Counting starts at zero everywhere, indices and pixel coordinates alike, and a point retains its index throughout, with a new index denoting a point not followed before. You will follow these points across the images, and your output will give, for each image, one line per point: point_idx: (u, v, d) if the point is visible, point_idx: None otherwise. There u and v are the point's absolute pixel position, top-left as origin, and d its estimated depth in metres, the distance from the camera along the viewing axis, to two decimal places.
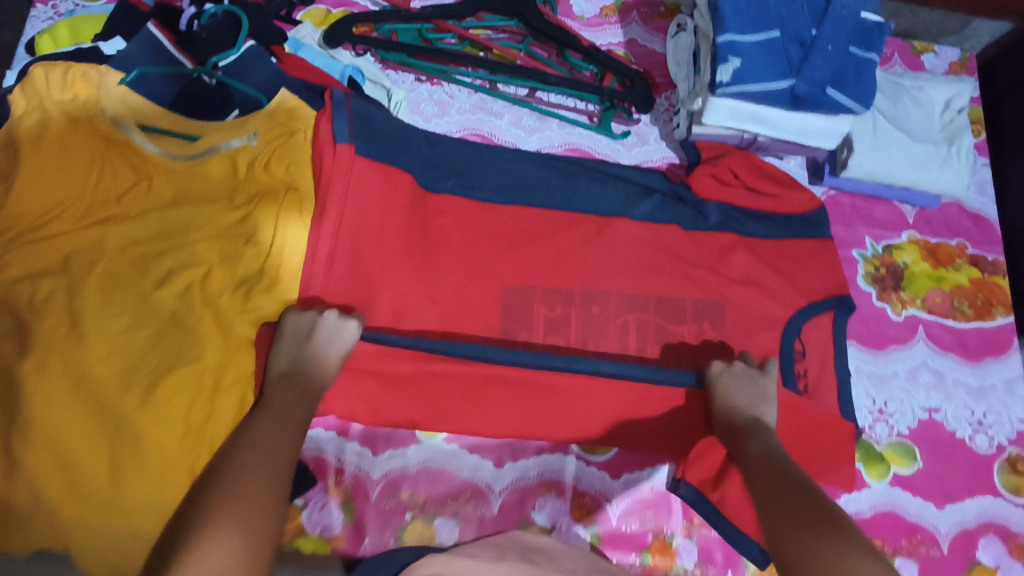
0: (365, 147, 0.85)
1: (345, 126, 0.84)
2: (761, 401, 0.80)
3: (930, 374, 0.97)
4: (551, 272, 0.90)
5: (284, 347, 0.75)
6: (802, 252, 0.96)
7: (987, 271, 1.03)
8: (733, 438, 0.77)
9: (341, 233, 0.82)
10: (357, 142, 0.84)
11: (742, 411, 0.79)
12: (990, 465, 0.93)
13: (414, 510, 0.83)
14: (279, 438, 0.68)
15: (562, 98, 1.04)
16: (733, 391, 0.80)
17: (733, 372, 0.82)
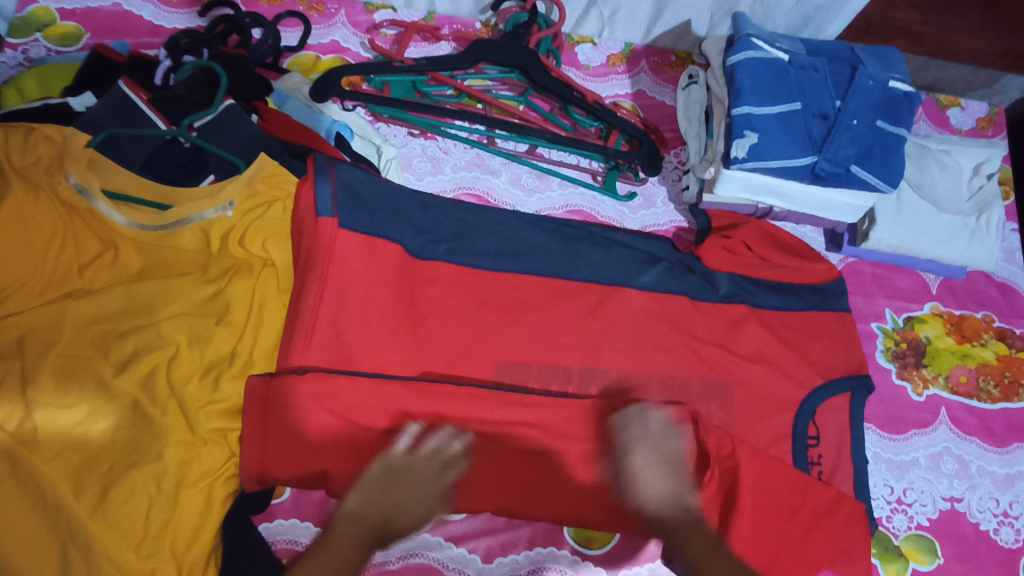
0: (349, 220, 0.79)
1: (329, 197, 0.77)
2: (671, 470, 0.76)
3: (952, 461, 0.90)
4: (547, 348, 0.84)
5: (369, 483, 0.71)
6: (817, 327, 0.90)
7: (1015, 347, 0.96)
8: (666, 527, 0.73)
9: (323, 307, 0.75)
10: (340, 215, 0.78)
11: (668, 497, 0.74)
12: (1016, 561, 0.86)
13: None
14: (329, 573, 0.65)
15: (564, 155, 0.97)
16: (650, 471, 0.76)
17: (639, 442, 0.77)
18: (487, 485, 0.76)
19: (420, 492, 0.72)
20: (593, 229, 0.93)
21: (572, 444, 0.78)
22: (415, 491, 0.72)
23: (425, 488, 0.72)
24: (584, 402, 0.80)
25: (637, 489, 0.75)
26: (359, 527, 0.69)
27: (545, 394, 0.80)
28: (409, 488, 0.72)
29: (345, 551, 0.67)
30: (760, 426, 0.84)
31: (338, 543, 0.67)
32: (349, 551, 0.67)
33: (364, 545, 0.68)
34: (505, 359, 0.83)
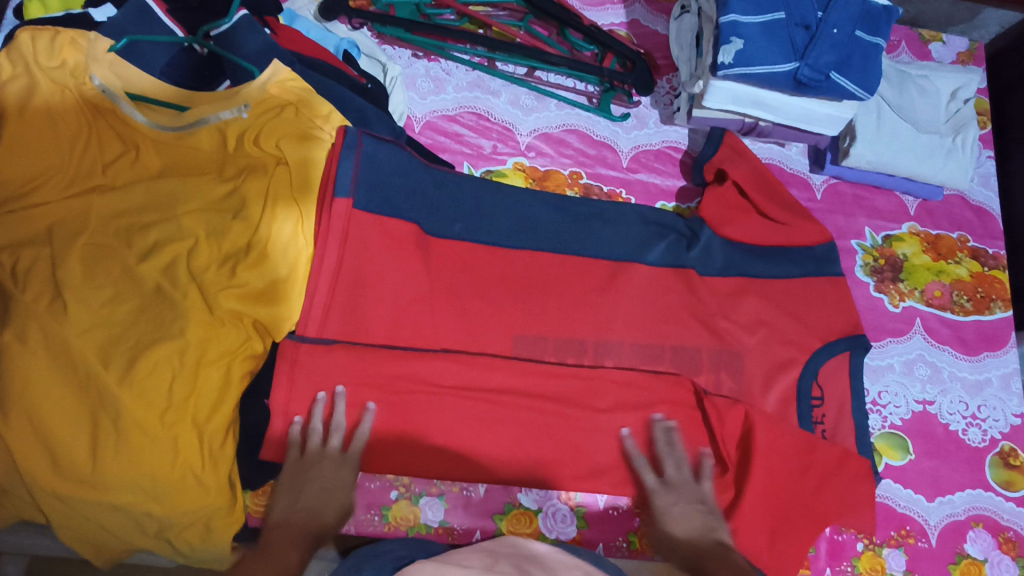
0: (365, 201, 0.83)
1: (349, 175, 0.82)
2: (699, 509, 0.80)
3: (925, 367, 0.96)
4: (550, 263, 0.91)
5: (283, 493, 0.77)
6: (813, 294, 0.94)
7: (987, 265, 1.01)
8: (692, 558, 0.76)
9: (339, 279, 0.83)
10: (357, 195, 0.83)
11: (696, 534, 0.78)
12: (982, 458, 0.93)
13: (400, 489, 0.86)
14: (277, 567, 0.70)
15: (562, 79, 1.02)
16: (676, 510, 0.80)
17: (670, 485, 0.82)
18: (492, 383, 0.84)
19: (335, 482, 0.78)
20: (601, 203, 0.96)
21: (566, 376, 0.86)
22: (322, 479, 0.78)
23: (331, 476, 0.78)
24: (597, 375, 0.86)
25: (665, 529, 0.80)
26: (290, 529, 0.74)
27: (562, 367, 0.86)
28: (325, 480, 0.78)
29: (281, 553, 0.72)
30: (742, 330, 0.91)
31: (270, 549, 0.72)
32: (288, 551, 0.72)
33: (299, 539, 0.74)
34: (509, 275, 0.89)
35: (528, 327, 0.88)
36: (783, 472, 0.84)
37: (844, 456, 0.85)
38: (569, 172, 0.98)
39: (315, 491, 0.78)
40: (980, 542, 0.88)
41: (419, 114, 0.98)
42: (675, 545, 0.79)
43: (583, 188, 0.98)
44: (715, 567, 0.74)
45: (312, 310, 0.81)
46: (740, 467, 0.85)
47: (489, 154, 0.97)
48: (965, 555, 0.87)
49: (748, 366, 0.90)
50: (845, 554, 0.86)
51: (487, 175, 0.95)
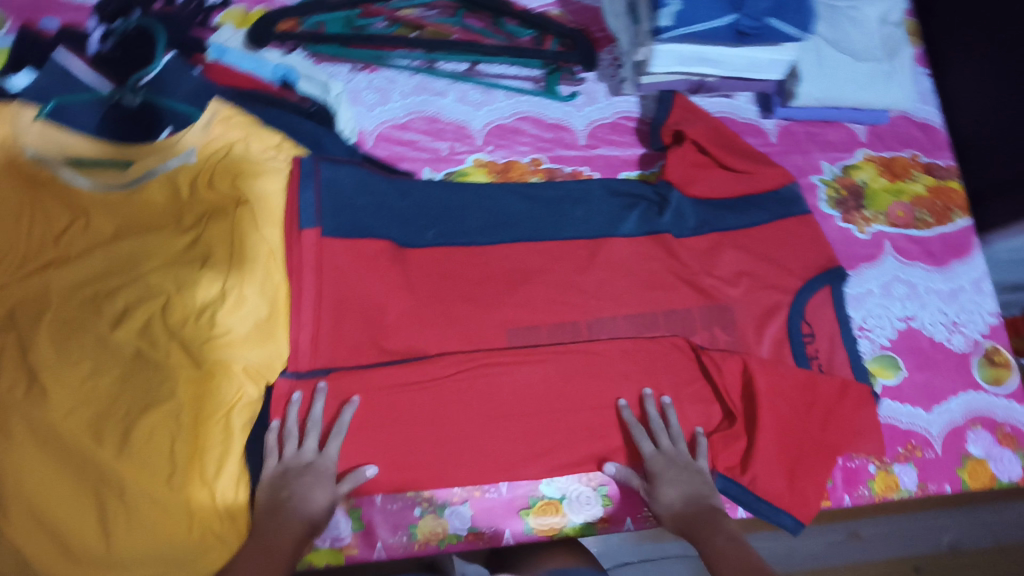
0: (333, 227, 0.83)
1: (312, 205, 0.82)
2: (694, 475, 0.83)
3: (902, 286, 0.99)
4: (528, 253, 0.90)
5: (259, 491, 0.75)
6: (782, 234, 0.97)
7: (941, 178, 1.05)
8: (689, 521, 0.79)
9: (322, 304, 0.82)
10: (324, 223, 0.82)
11: (689, 500, 0.81)
12: (969, 361, 0.97)
13: (424, 505, 0.84)
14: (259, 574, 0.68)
15: (505, 68, 1.00)
16: (670, 480, 0.82)
17: (665, 457, 0.83)
18: (497, 385, 0.85)
19: (327, 484, 0.76)
20: (569, 185, 0.96)
21: (560, 351, 0.87)
22: (305, 483, 0.76)
23: (326, 476, 0.77)
24: (595, 351, 0.88)
25: (662, 498, 0.81)
26: (282, 519, 0.73)
27: (553, 345, 0.88)
28: (323, 490, 0.76)
29: (273, 546, 0.71)
30: (726, 284, 0.94)
31: (261, 541, 0.71)
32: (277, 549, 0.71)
33: (290, 532, 0.73)
34: (491, 273, 0.89)
35: (520, 319, 0.88)
36: (790, 411, 0.87)
37: (843, 386, 0.88)
38: (529, 159, 0.96)
39: (303, 499, 0.75)
40: (981, 441, 0.93)
41: (370, 127, 0.94)
42: (674, 512, 0.81)
43: (546, 173, 0.96)
44: (710, 535, 0.77)
45: (300, 345, 0.80)
46: (748, 415, 0.86)
47: (447, 155, 0.95)
48: (969, 457, 0.92)
49: (738, 317, 0.93)
50: (860, 479, 0.90)
51: (453, 178, 0.94)
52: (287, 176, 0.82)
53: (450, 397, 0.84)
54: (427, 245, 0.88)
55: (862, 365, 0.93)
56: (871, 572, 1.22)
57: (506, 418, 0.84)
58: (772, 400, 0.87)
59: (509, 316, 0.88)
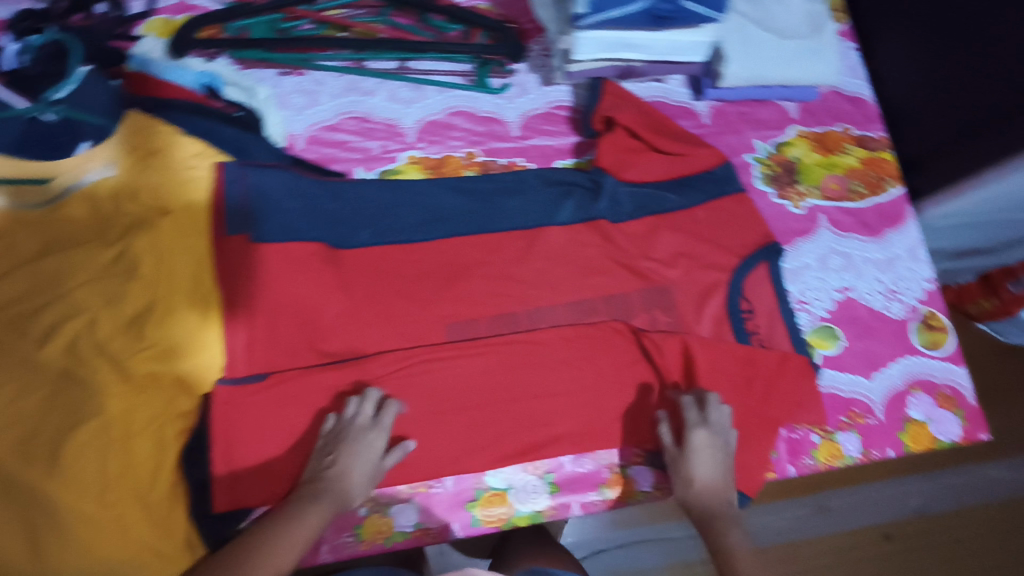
0: (261, 233, 0.82)
1: (239, 211, 0.82)
2: (725, 460, 0.85)
3: (839, 258, 1.00)
4: (465, 247, 0.91)
5: (314, 454, 0.79)
6: (718, 214, 0.99)
7: (873, 149, 1.06)
8: (711, 510, 0.83)
9: (254, 312, 0.81)
10: (251, 228, 0.82)
11: (717, 488, 0.83)
12: (906, 327, 0.98)
13: (368, 504, 0.84)
14: (293, 541, 0.71)
15: (435, 64, 1.00)
16: (705, 469, 0.83)
17: (703, 448, 0.83)
18: (440, 381, 0.86)
19: (371, 466, 0.78)
20: (504, 176, 0.96)
21: (500, 343, 0.88)
22: (352, 454, 0.77)
23: (373, 454, 0.78)
24: (536, 340, 0.88)
25: (693, 483, 0.83)
26: (327, 487, 0.76)
27: (493, 337, 0.88)
28: (364, 471, 0.78)
29: (312, 515, 0.74)
30: (664, 266, 0.94)
31: (304, 505, 0.74)
32: (309, 519, 0.73)
33: (328, 503, 0.75)
34: (428, 269, 0.89)
35: (460, 313, 0.89)
36: (731, 386, 0.89)
37: (782, 359, 0.90)
38: (463, 153, 0.96)
39: (342, 475, 0.77)
40: (921, 405, 0.95)
41: (300, 130, 0.94)
42: (700, 496, 0.83)
43: (480, 166, 0.96)
44: (725, 529, 0.82)
45: (234, 350, 0.80)
46: (690, 394, 0.87)
47: (379, 154, 0.94)
48: (910, 421, 0.94)
49: (678, 298, 0.94)
50: (804, 450, 0.91)
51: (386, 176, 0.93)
52: (210, 185, 0.82)
53: (394, 394, 0.84)
54: (362, 246, 0.88)
55: (800, 338, 0.95)
56: (836, 541, 1.36)
57: (450, 412, 0.85)
58: (712, 377, 0.88)
59: (448, 312, 0.88)
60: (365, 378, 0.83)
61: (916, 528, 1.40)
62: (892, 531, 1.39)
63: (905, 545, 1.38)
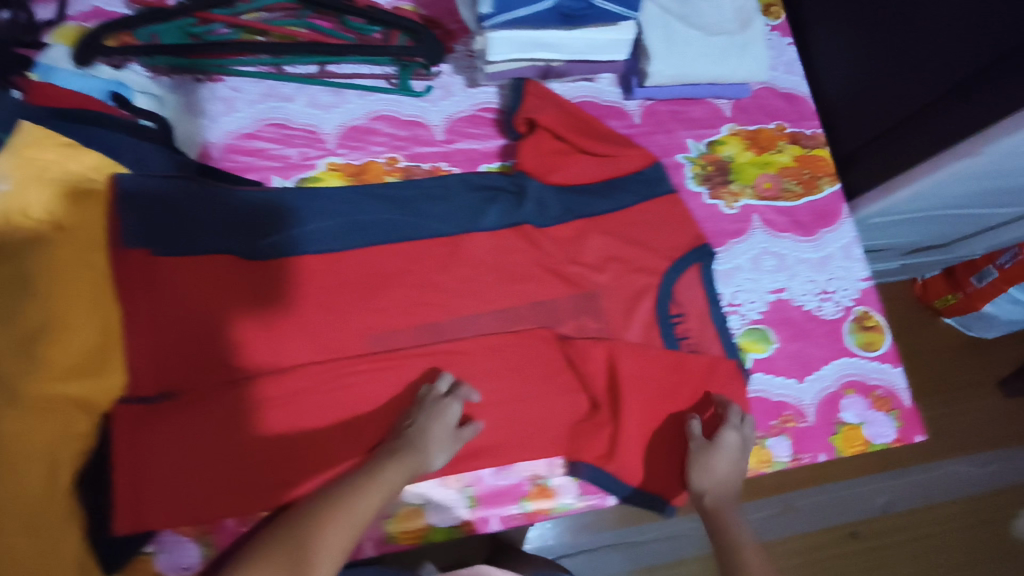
0: (163, 247, 0.80)
1: (137, 225, 0.79)
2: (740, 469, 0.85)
3: (772, 258, 0.99)
4: (386, 256, 0.88)
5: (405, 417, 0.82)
6: (649, 217, 0.97)
7: (808, 146, 1.05)
8: (720, 505, 0.82)
9: (155, 329, 0.79)
10: (153, 243, 0.80)
11: (728, 483, 0.83)
12: (840, 328, 0.97)
13: None
14: (366, 499, 0.72)
15: (357, 67, 0.97)
16: (727, 466, 0.83)
17: (731, 447, 0.83)
18: (356, 396, 0.83)
19: (450, 439, 0.80)
20: (427, 182, 0.94)
21: (421, 354, 0.85)
22: (445, 419, 0.79)
23: (451, 421, 0.79)
24: (458, 350, 0.86)
25: (714, 473, 0.82)
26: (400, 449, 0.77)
27: (412, 347, 0.86)
28: (444, 441, 0.79)
29: (396, 476, 0.75)
30: (592, 270, 0.92)
31: (384, 461, 0.76)
32: (393, 477, 0.75)
33: (409, 464, 0.76)
34: (346, 279, 0.87)
35: (380, 324, 0.86)
36: (656, 393, 0.87)
37: (711, 363, 0.89)
38: (385, 158, 0.94)
39: (436, 437, 0.78)
40: (854, 407, 0.94)
41: (216, 139, 0.90)
42: (712, 489, 0.82)
43: (403, 171, 0.94)
44: (730, 526, 0.81)
45: (136, 367, 0.78)
46: (614, 402, 0.86)
47: (298, 161, 0.92)
48: (843, 423, 0.93)
49: (606, 303, 0.92)
50: None
51: (303, 185, 0.90)
52: (106, 200, 0.80)
53: (307, 410, 0.82)
54: (275, 258, 0.85)
55: (730, 341, 0.93)
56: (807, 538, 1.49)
57: (370, 427, 0.83)
58: (638, 384, 0.86)
59: (367, 324, 0.86)
60: (275, 398, 0.81)
61: (878, 527, 1.53)
62: (860, 529, 1.53)
63: (870, 543, 1.51)
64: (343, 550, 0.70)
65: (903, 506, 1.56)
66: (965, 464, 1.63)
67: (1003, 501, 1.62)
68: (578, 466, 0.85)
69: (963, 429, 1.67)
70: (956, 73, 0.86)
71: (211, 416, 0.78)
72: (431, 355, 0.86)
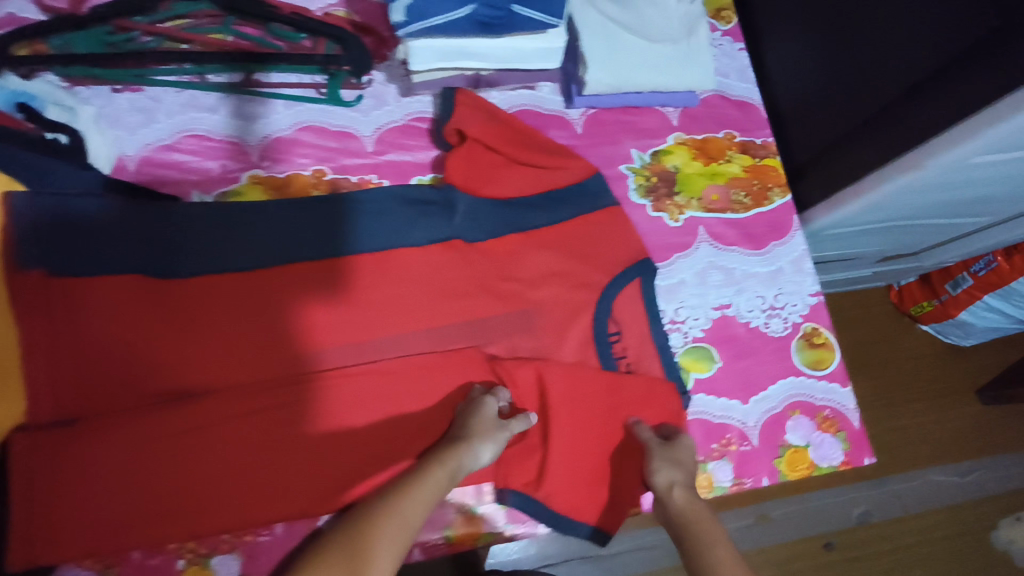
0: (65, 267, 0.77)
1: (37, 245, 0.76)
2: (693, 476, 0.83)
3: (718, 273, 0.95)
4: (309, 275, 0.84)
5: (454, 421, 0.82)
6: (590, 229, 0.92)
7: (758, 156, 1.01)
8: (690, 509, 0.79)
9: (57, 353, 0.75)
10: (53, 263, 0.77)
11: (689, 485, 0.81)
12: (788, 346, 0.94)
13: (186, 556, 0.79)
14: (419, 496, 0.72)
15: (285, 76, 0.94)
16: (684, 465, 0.81)
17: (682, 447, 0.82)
18: (274, 424, 0.79)
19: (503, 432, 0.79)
20: (356, 196, 0.90)
21: (341, 376, 0.81)
22: (483, 416, 0.79)
23: (494, 417, 0.79)
24: (382, 373, 0.83)
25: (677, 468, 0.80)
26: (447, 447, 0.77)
27: (332, 369, 0.83)
28: (495, 433, 0.78)
29: (443, 475, 0.74)
30: (526, 286, 0.89)
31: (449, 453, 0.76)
32: (437, 476, 0.74)
33: (459, 462, 0.76)
34: (266, 299, 0.83)
35: (300, 346, 0.83)
36: (587, 416, 0.83)
37: (647, 384, 0.86)
38: (311, 172, 0.91)
39: (481, 430, 0.78)
40: (800, 429, 0.90)
41: (132, 152, 0.88)
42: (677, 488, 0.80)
43: (330, 184, 0.91)
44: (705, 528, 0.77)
45: (38, 393, 0.75)
46: (543, 425, 0.82)
47: (219, 174, 0.89)
48: (788, 446, 0.89)
49: (540, 321, 0.88)
50: None
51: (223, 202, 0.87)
52: None
53: (221, 439, 0.77)
54: (186, 278, 0.81)
55: (671, 361, 0.90)
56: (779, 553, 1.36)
57: (286, 456, 0.79)
58: (569, 407, 0.82)
59: (287, 345, 0.82)
60: (172, 431, 0.76)
61: (860, 538, 1.40)
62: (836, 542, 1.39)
63: (849, 556, 1.38)
64: (399, 551, 0.69)
65: (882, 516, 1.42)
66: (954, 477, 1.50)
67: (991, 511, 1.48)
68: (504, 494, 0.81)
69: (952, 436, 1.52)
70: (898, 82, 0.82)
71: (106, 446, 0.74)
72: (353, 379, 0.82)
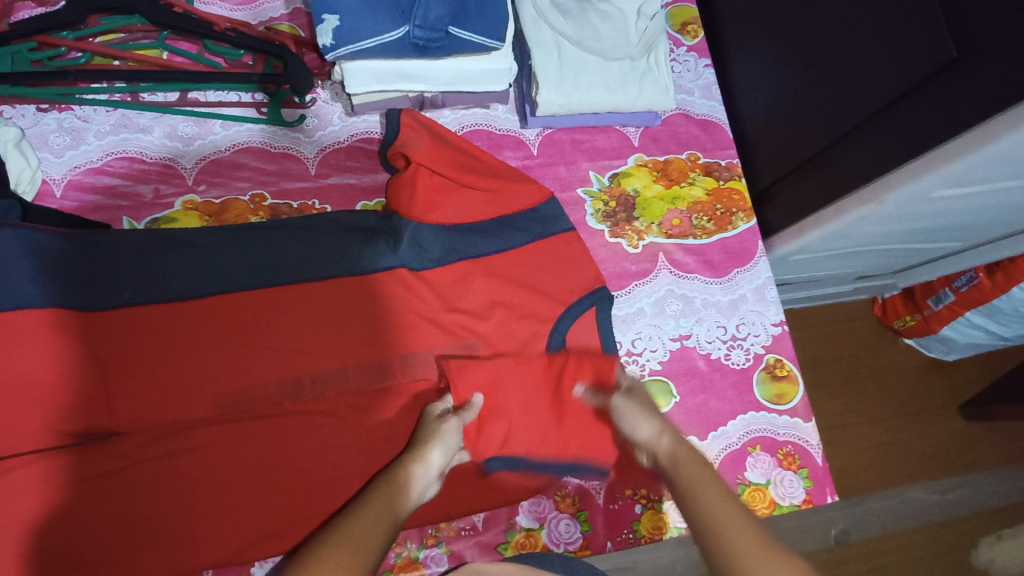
0: None
1: None
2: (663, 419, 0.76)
3: (676, 302, 0.92)
4: (243, 306, 0.79)
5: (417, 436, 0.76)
6: (544, 257, 0.87)
7: (722, 178, 0.97)
8: (668, 450, 0.70)
9: None
10: None
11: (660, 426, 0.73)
12: (749, 378, 0.90)
13: None
14: (392, 493, 0.64)
15: (223, 94, 0.90)
16: (641, 410, 0.75)
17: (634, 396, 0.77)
18: (202, 468, 0.74)
19: (456, 433, 0.74)
20: (295, 222, 0.86)
21: (277, 416, 0.78)
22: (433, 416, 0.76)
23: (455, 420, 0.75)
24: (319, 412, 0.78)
25: (639, 415, 0.74)
26: (415, 446, 0.71)
27: (267, 407, 0.78)
28: (450, 430, 0.74)
29: (409, 471, 0.68)
30: (474, 318, 0.85)
31: (412, 453, 0.70)
32: (404, 472, 0.67)
33: (425, 458, 0.70)
34: (197, 333, 0.77)
35: (231, 385, 0.77)
36: (533, 456, 0.79)
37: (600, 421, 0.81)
38: (249, 196, 0.88)
39: (438, 432, 0.73)
40: (760, 466, 0.86)
41: (56, 175, 0.85)
42: (650, 430, 0.73)
43: (269, 211, 0.88)
44: (681, 466, 0.67)
45: None
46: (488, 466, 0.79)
47: (151, 200, 0.86)
48: (747, 484, 0.85)
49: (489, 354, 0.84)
50: (623, 522, 0.85)
51: (156, 229, 0.82)
52: None
53: (145, 483, 0.71)
54: (110, 310, 0.75)
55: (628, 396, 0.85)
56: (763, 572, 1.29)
57: (213, 503, 0.73)
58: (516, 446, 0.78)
59: (219, 383, 0.77)
60: (84, 475, 0.70)
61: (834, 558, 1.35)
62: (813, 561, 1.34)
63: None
64: (386, 532, 0.60)
65: (860, 536, 1.38)
66: (936, 494, 1.46)
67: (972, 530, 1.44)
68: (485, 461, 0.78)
69: (933, 454, 1.48)
70: (857, 110, 0.79)
71: (6, 494, 0.67)
72: (289, 417, 0.78)
